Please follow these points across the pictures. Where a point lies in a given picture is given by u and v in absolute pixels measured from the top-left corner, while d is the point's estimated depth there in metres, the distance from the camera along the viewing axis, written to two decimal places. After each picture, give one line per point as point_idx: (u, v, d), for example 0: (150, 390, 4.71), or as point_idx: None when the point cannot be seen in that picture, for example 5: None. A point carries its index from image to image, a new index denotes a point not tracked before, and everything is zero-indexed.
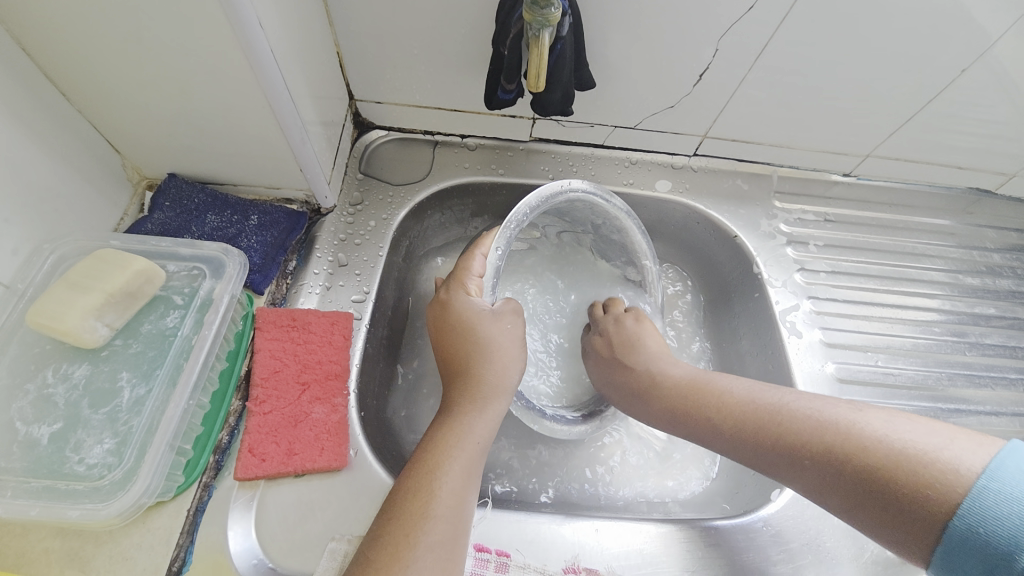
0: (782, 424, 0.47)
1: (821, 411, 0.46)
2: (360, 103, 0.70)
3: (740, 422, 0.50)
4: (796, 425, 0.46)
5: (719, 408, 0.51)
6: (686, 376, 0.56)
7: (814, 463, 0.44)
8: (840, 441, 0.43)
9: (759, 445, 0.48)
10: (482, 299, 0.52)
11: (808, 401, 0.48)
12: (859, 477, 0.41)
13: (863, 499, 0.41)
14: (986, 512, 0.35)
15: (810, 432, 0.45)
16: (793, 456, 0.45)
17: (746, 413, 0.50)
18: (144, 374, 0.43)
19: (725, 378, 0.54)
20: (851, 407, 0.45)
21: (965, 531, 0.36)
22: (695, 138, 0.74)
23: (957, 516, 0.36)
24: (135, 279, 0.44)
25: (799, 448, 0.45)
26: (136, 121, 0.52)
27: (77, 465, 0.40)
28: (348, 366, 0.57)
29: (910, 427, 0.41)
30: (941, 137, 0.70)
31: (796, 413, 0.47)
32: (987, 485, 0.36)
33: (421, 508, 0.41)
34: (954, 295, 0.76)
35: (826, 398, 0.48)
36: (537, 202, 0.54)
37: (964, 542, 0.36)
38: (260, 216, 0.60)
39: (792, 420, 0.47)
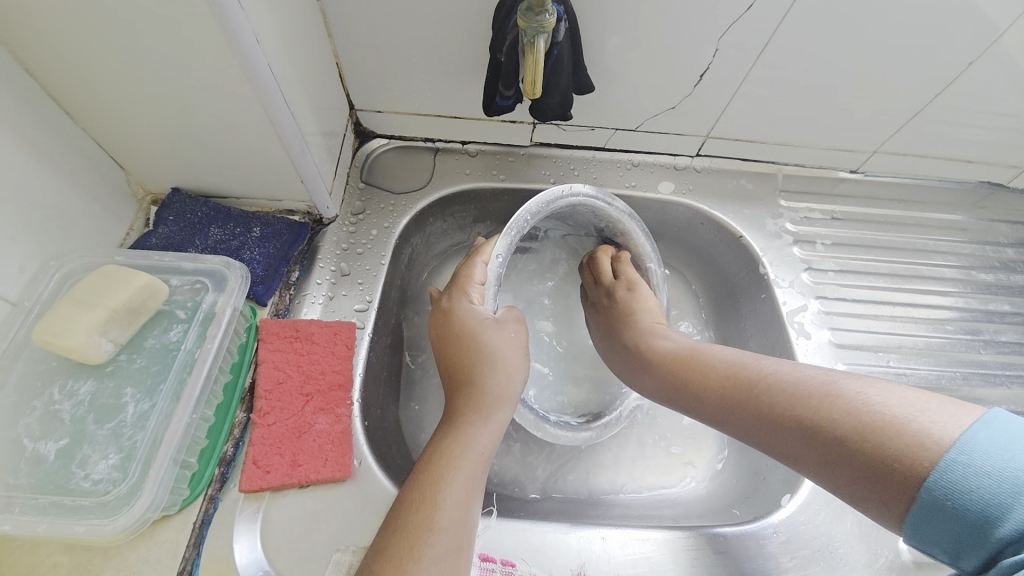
0: (764, 389, 0.45)
1: (798, 378, 0.43)
2: (360, 112, 0.71)
3: (723, 388, 0.48)
4: (778, 390, 0.44)
5: (706, 376, 0.50)
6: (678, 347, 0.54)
7: (792, 427, 0.41)
8: (821, 404, 0.40)
9: (742, 412, 0.46)
10: (482, 307, 0.53)
11: (797, 368, 0.45)
12: (834, 439, 0.38)
13: (837, 462, 0.38)
14: (951, 481, 0.31)
15: (792, 396, 0.42)
16: (772, 420, 0.43)
17: (730, 379, 0.48)
18: (148, 389, 0.44)
19: (719, 347, 0.52)
20: (841, 373, 0.42)
21: (932, 503, 0.32)
22: (697, 138, 0.74)
23: (923, 485, 0.32)
24: (138, 295, 0.45)
25: (779, 412, 0.43)
26: (139, 137, 0.53)
27: (83, 480, 0.40)
28: (351, 375, 0.57)
29: (899, 391, 0.38)
30: (949, 132, 0.69)
31: (780, 379, 0.44)
32: (959, 452, 0.32)
33: (424, 520, 0.40)
34: (967, 292, 0.74)
35: (809, 367, 0.45)
36: (539, 210, 0.56)
37: (930, 514, 0.32)
38: (262, 228, 0.61)
39: (775, 385, 0.44)
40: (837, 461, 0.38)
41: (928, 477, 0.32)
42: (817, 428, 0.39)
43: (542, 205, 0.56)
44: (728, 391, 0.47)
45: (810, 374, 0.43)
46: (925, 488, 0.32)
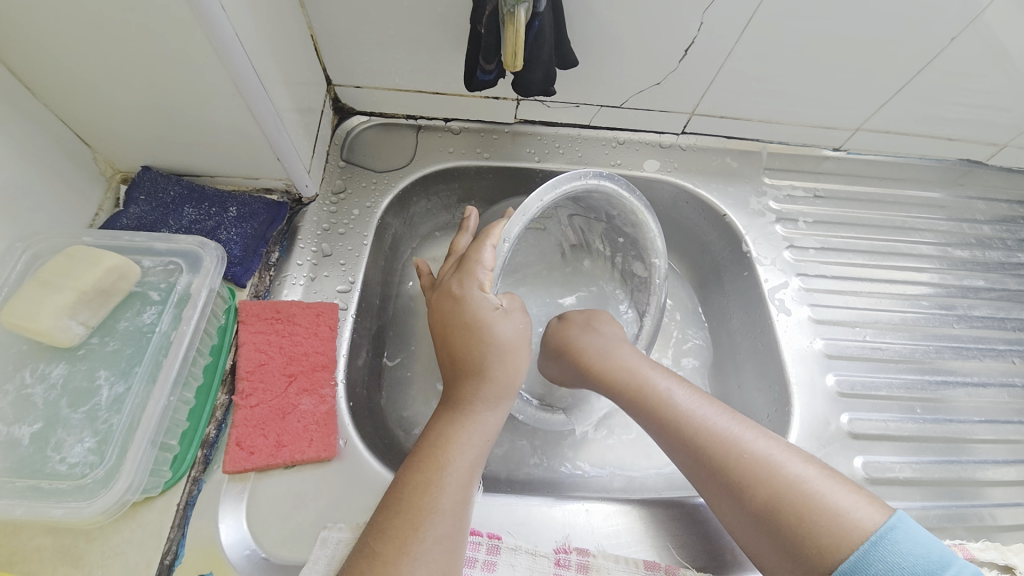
0: (711, 446, 0.46)
1: (754, 445, 0.45)
2: (338, 88, 0.68)
3: (671, 430, 0.48)
4: (725, 452, 0.45)
5: (660, 414, 0.50)
6: (634, 374, 0.53)
7: (729, 489, 0.44)
8: (763, 480, 0.42)
9: (685, 456, 0.47)
10: (491, 296, 0.49)
11: (745, 430, 0.46)
12: (765, 514, 0.42)
13: (760, 533, 0.42)
14: (899, 544, 0.37)
15: (736, 460, 0.44)
16: (718, 476, 0.45)
17: (680, 424, 0.48)
18: (123, 371, 0.43)
19: (673, 380, 0.52)
20: (787, 449, 0.44)
21: (877, 555, 0.37)
22: (683, 115, 0.73)
23: (871, 543, 0.38)
24: (108, 276, 0.44)
25: (718, 471, 0.45)
26: (105, 112, 0.51)
27: (59, 464, 0.39)
28: (335, 356, 0.56)
29: (831, 482, 0.41)
30: (931, 110, 0.69)
31: (730, 440, 0.46)
32: (893, 529, 0.38)
33: (427, 502, 0.41)
34: (943, 268, 0.76)
35: (763, 430, 0.47)
36: (552, 195, 0.52)
37: (874, 564, 0.37)
38: (239, 208, 0.59)
39: (724, 445, 0.45)
40: (758, 532, 0.42)
41: (874, 540, 0.38)
42: (752, 502, 0.42)
43: (556, 187, 0.52)
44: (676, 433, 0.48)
45: (756, 442, 0.45)
46: (870, 547, 0.37)
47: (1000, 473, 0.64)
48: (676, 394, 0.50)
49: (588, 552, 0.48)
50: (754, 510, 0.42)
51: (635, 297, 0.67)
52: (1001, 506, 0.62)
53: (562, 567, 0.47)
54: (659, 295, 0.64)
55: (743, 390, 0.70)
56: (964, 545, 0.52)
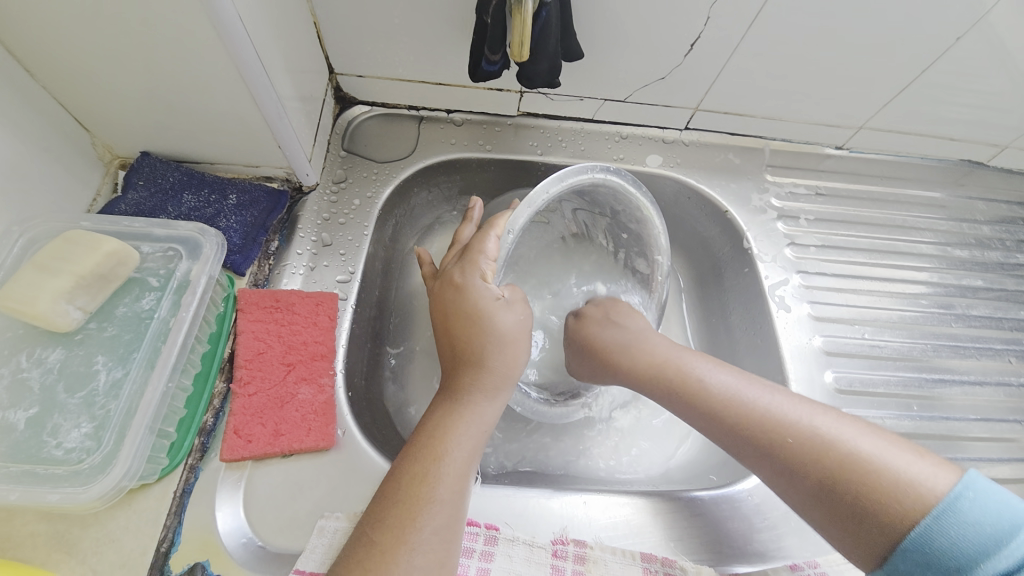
0: (765, 423, 0.45)
1: (803, 416, 0.44)
2: (340, 77, 0.68)
3: (718, 412, 0.48)
4: (779, 428, 0.44)
5: (701, 395, 0.49)
6: (672, 360, 0.53)
7: (789, 466, 0.43)
8: (824, 453, 0.42)
9: (736, 438, 0.46)
10: (493, 286, 0.49)
11: (796, 404, 0.46)
12: (831, 487, 0.41)
13: (829, 508, 0.41)
14: (962, 514, 0.36)
15: (792, 436, 0.43)
16: (770, 452, 0.44)
17: (727, 405, 0.47)
18: (121, 357, 0.43)
19: (710, 364, 0.51)
20: (838, 417, 0.44)
21: (939, 529, 0.36)
22: (686, 110, 0.73)
23: (930, 515, 0.37)
24: (107, 261, 0.43)
25: (775, 448, 0.44)
26: (105, 97, 0.50)
27: (55, 449, 0.39)
28: (334, 346, 0.56)
29: (892, 445, 0.41)
30: (934, 110, 0.69)
31: (782, 415, 0.45)
32: (959, 498, 0.37)
33: (424, 492, 0.40)
34: (942, 268, 0.76)
35: (808, 401, 0.46)
36: (557, 188, 0.52)
37: (935, 539, 0.36)
38: (239, 195, 0.59)
39: (778, 422, 0.45)
40: (826, 506, 0.41)
41: (939, 509, 0.37)
42: (817, 476, 0.41)
43: (560, 180, 0.52)
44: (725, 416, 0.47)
45: (809, 414, 0.44)
46: (933, 520, 0.37)
47: (994, 472, 0.64)
48: (718, 376, 0.50)
49: (585, 544, 0.49)
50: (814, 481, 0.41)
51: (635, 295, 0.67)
52: None
53: (559, 558, 0.47)
54: (660, 292, 0.64)
55: None
56: None
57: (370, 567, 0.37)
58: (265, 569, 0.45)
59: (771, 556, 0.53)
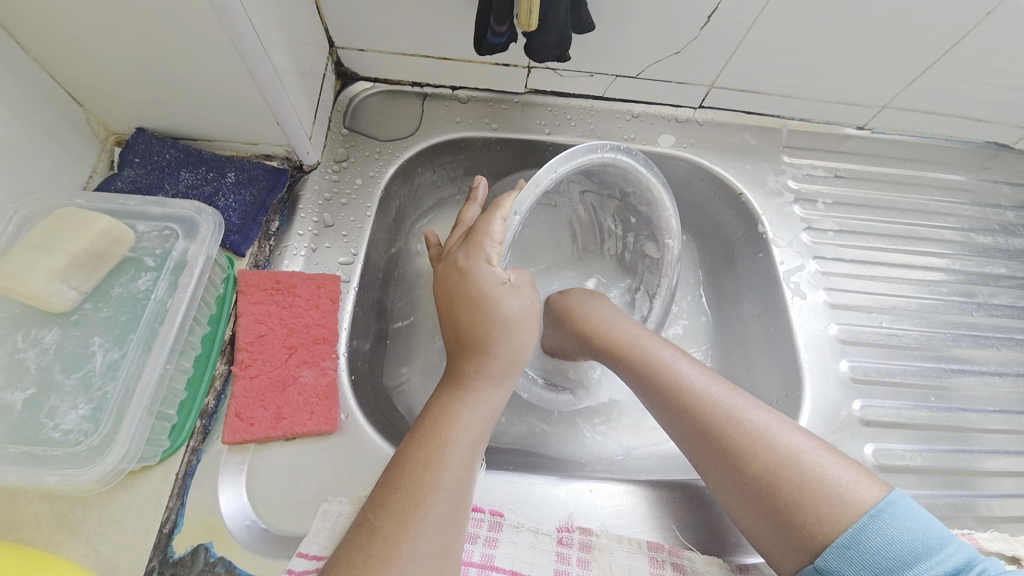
0: (707, 414, 0.44)
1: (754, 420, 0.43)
2: (341, 51, 0.65)
3: (665, 397, 0.47)
4: (721, 422, 0.44)
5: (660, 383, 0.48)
6: (631, 342, 0.51)
7: (723, 459, 0.43)
8: (757, 452, 0.41)
9: (679, 424, 0.46)
10: (499, 270, 0.47)
11: (743, 401, 0.45)
12: (756, 485, 0.41)
13: (751, 505, 0.41)
14: (897, 517, 0.37)
15: (732, 430, 0.43)
16: (716, 448, 0.43)
17: (675, 393, 0.47)
18: (118, 339, 0.42)
19: (671, 349, 0.50)
20: (780, 419, 0.43)
21: (876, 528, 0.37)
22: (701, 88, 0.70)
23: (872, 515, 0.37)
24: (100, 239, 0.42)
25: (720, 442, 0.43)
26: (96, 69, 0.48)
27: (53, 430, 0.38)
28: (336, 329, 0.55)
29: (825, 454, 0.41)
30: (959, 89, 0.66)
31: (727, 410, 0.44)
32: (891, 504, 0.38)
33: (429, 479, 0.40)
34: (964, 254, 0.73)
35: (766, 405, 0.45)
36: (568, 167, 0.50)
37: (872, 539, 0.36)
38: (238, 173, 0.57)
39: (720, 415, 0.44)
40: (749, 504, 0.41)
41: (873, 513, 0.37)
42: (746, 473, 0.41)
43: (572, 159, 0.50)
44: (671, 402, 0.47)
45: (754, 412, 0.44)
46: (869, 520, 0.37)
47: (1011, 464, 0.62)
48: (674, 362, 0.49)
49: (591, 532, 0.48)
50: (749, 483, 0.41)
51: (644, 279, 0.65)
52: (1009, 497, 0.61)
53: (565, 546, 0.47)
54: (670, 276, 0.62)
55: (752, 374, 0.69)
56: (973, 535, 0.51)
57: (373, 553, 0.36)
58: (269, 551, 0.45)
59: None
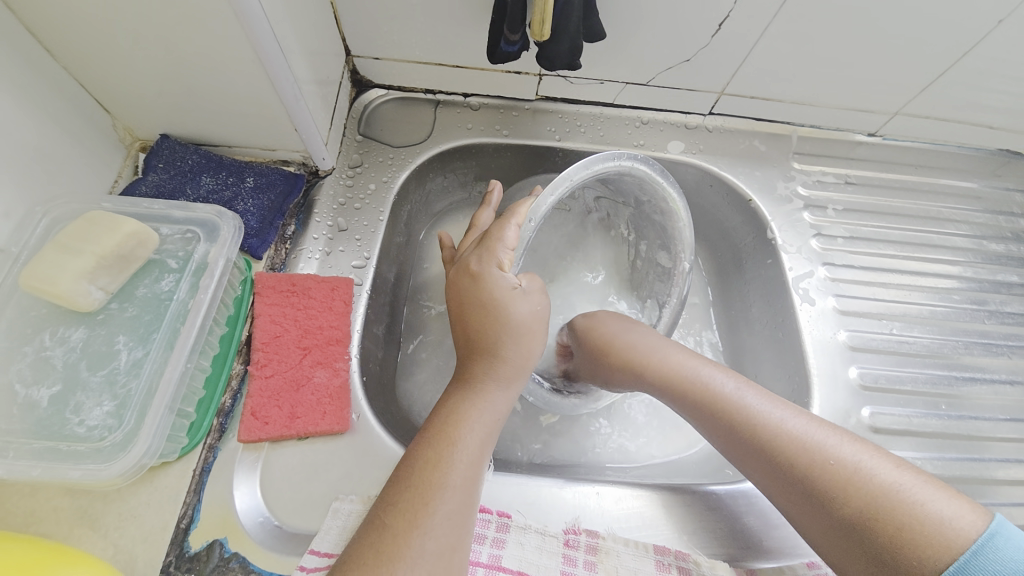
0: (781, 449, 0.42)
1: (831, 448, 0.41)
2: (357, 59, 0.67)
3: (732, 432, 0.45)
4: (796, 452, 0.42)
5: (727, 415, 0.46)
6: (687, 373, 0.50)
7: (808, 497, 0.40)
8: (851, 490, 0.39)
9: (752, 461, 0.44)
10: (510, 275, 0.48)
11: (825, 432, 0.42)
12: (855, 527, 0.38)
13: (843, 544, 0.38)
14: (1000, 551, 0.34)
15: (816, 463, 0.40)
16: (796, 483, 0.41)
17: (751, 426, 0.44)
18: (141, 337, 0.43)
19: (734, 380, 0.48)
20: (870, 450, 0.41)
21: (978, 565, 0.34)
22: (711, 95, 0.70)
23: (975, 551, 0.34)
24: (126, 242, 0.44)
25: (799, 477, 0.41)
26: (123, 78, 0.50)
27: (78, 426, 0.40)
28: (349, 331, 0.56)
29: (923, 484, 0.38)
30: (974, 96, 0.66)
31: (804, 442, 0.42)
32: (994, 536, 0.35)
33: (438, 478, 0.40)
34: (976, 262, 0.73)
35: (838, 429, 0.43)
36: (583, 174, 0.51)
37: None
38: (256, 178, 0.59)
39: (796, 449, 0.42)
40: (838, 542, 0.38)
41: (976, 548, 0.34)
42: (834, 510, 0.39)
43: (588, 167, 0.51)
44: (744, 440, 0.45)
45: (840, 445, 0.41)
46: (974, 555, 0.34)
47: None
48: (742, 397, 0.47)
49: (597, 535, 0.48)
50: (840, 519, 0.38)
51: (654, 289, 0.65)
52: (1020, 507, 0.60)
53: (571, 548, 0.47)
54: (680, 288, 0.62)
55: (760, 379, 0.68)
56: None
57: (384, 550, 0.37)
58: (281, 547, 0.46)
59: (789, 554, 0.51)
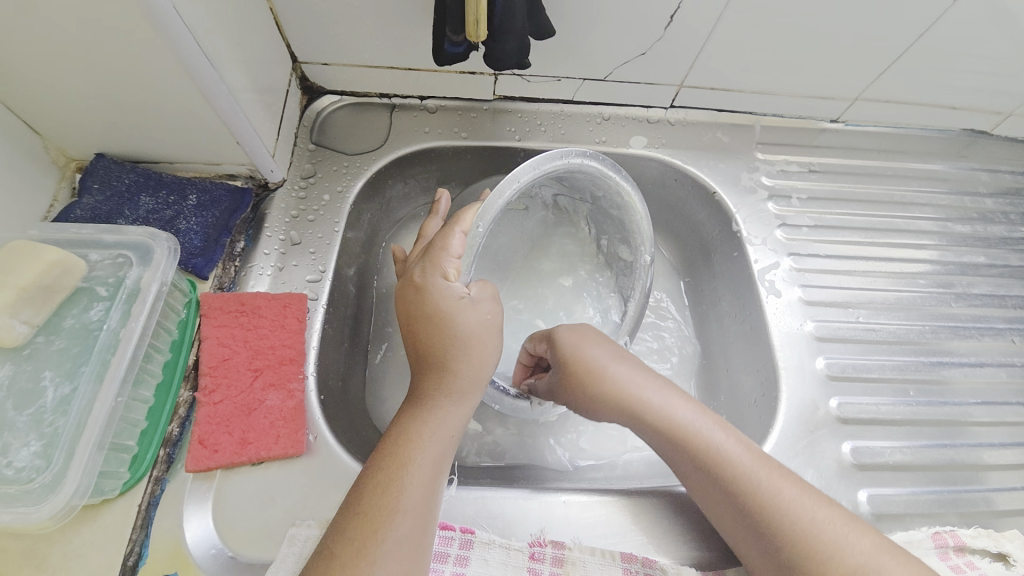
0: (761, 507, 0.44)
1: (811, 515, 0.43)
2: (305, 66, 0.65)
3: (715, 481, 0.46)
4: (777, 512, 0.43)
5: (711, 466, 0.46)
6: (671, 420, 0.49)
7: (776, 554, 0.43)
8: (816, 554, 0.41)
9: (729, 511, 0.46)
10: (459, 285, 0.46)
11: (800, 491, 0.44)
12: None
13: None
14: None
15: (795, 527, 0.42)
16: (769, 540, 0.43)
17: (735, 480, 0.45)
18: (69, 372, 0.41)
19: (723, 431, 0.48)
20: (844, 517, 0.43)
21: None
22: (671, 88, 0.69)
23: None
24: (50, 271, 0.42)
25: (773, 536, 0.43)
26: (47, 97, 0.47)
27: (4, 468, 0.38)
28: (304, 349, 0.55)
29: (885, 555, 0.41)
30: (932, 78, 0.66)
31: (787, 504, 0.43)
32: None
33: (389, 502, 0.39)
34: (942, 245, 0.73)
35: (818, 493, 0.45)
36: (530, 176, 0.49)
37: None
38: (199, 195, 0.57)
39: (777, 510, 0.43)
40: None
41: None
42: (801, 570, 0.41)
43: (536, 168, 0.49)
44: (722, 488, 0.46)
45: (817, 514, 0.43)
46: None
47: (996, 456, 0.61)
48: (725, 448, 0.47)
49: (564, 546, 0.47)
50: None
51: (620, 282, 0.64)
52: (995, 491, 0.59)
53: (536, 561, 0.46)
54: (640, 285, 0.62)
55: (733, 374, 0.68)
56: (957, 533, 0.52)
57: None
58: None
59: None
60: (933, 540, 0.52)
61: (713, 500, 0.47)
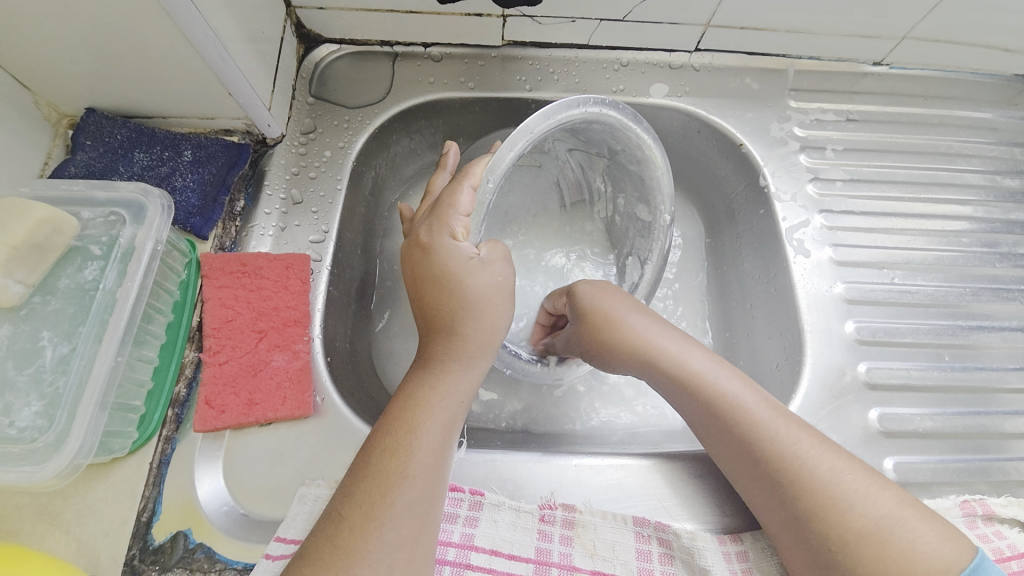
0: (785, 470, 0.42)
1: (838, 476, 0.40)
2: (300, 11, 0.60)
3: (737, 443, 0.44)
4: (802, 475, 0.41)
5: (734, 427, 0.44)
6: (693, 380, 0.46)
7: (798, 517, 0.41)
8: (842, 516, 0.39)
9: (750, 474, 0.44)
10: (468, 245, 0.44)
11: (827, 453, 0.42)
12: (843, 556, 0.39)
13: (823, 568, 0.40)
14: None
15: (820, 489, 0.40)
16: (792, 504, 0.41)
17: (759, 442, 0.43)
18: (66, 332, 0.40)
19: (748, 391, 0.45)
20: (873, 480, 0.41)
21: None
22: (696, 29, 0.63)
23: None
24: (39, 229, 0.40)
25: (796, 499, 0.41)
26: (27, 45, 0.44)
27: (9, 428, 0.38)
28: (308, 311, 0.53)
29: (917, 518, 0.39)
30: (993, 13, 0.58)
31: (813, 467, 0.41)
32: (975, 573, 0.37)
33: (397, 467, 0.38)
34: (988, 201, 0.67)
35: (846, 454, 0.42)
36: (545, 125, 0.46)
37: None
38: (194, 151, 0.54)
39: (802, 472, 0.41)
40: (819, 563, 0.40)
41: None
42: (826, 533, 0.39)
43: (551, 117, 0.46)
44: (745, 451, 0.44)
45: (844, 475, 0.41)
46: None
47: None
48: (749, 409, 0.44)
49: (574, 508, 0.47)
50: (830, 543, 0.39)
51: (635, 244, 0.60)
52: None
53: (546, 523, 0.46)
54: (656, 246, 0.57)
55: (753, 339, 0.65)
56: (985, 501, 0.50)
57: (341, 543, 0.36)
58: (247, 535, 0.45)
59: None
60: (959, 508, 0.50)
61: (733, 462, 0.45)
